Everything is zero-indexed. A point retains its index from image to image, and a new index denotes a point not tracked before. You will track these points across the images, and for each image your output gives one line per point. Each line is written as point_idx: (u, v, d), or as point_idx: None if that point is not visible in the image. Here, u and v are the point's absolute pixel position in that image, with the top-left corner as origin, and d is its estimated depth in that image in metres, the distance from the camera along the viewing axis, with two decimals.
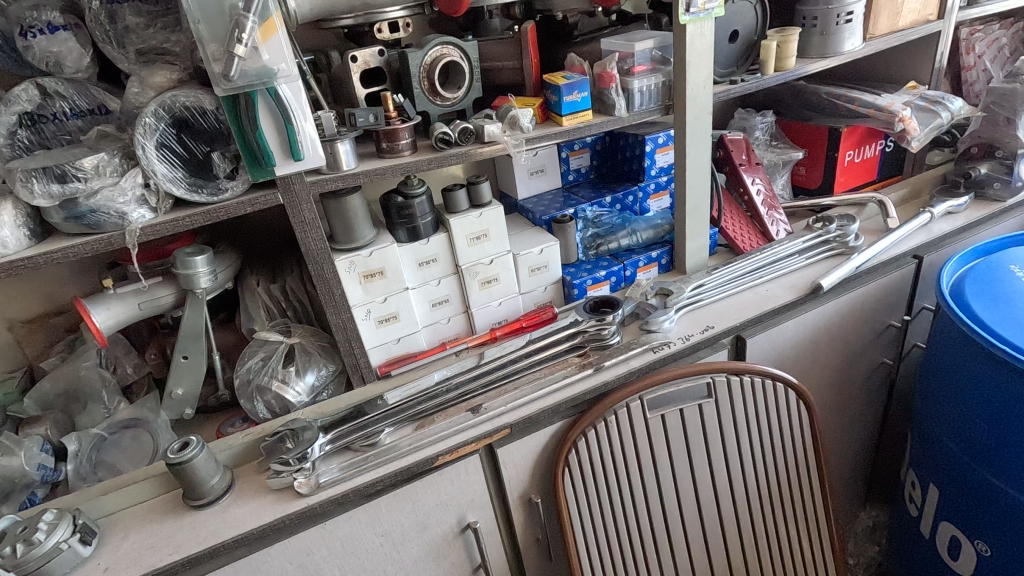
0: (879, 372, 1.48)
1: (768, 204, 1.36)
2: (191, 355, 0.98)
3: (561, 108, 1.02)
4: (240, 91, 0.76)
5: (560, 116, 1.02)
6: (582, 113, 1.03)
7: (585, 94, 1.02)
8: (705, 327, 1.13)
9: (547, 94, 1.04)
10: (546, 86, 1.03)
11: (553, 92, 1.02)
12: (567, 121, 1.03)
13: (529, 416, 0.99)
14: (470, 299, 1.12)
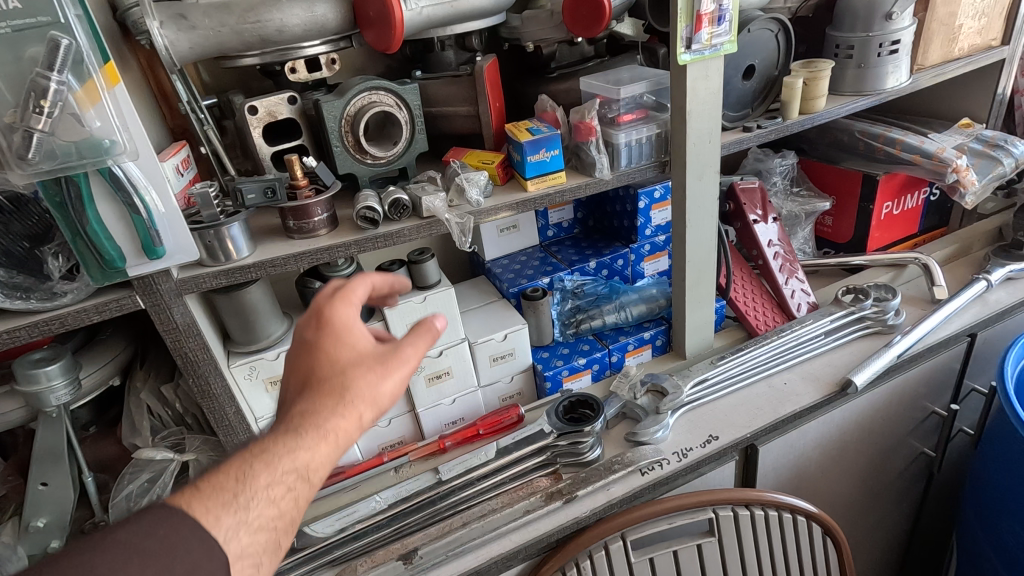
0: (917, 463, 1.24)
1: (787, 265, 1.11)
2: (52, 482, 0.77)
3: (525, 171, 0.79)
4: (60, 175, 0.55)
5: (525, 181, 0.80)
6: (552, 175, 0.80)
7: (556, 152, 0.79)
8: (707, 438, 0.90)
9: (511, 150, 0.81)
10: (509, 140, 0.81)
11: (516, 150, 0.79)
12: (533, 188, 0.80)
13: (478, 568, 0.76)
14: (415, 399, 0.91)
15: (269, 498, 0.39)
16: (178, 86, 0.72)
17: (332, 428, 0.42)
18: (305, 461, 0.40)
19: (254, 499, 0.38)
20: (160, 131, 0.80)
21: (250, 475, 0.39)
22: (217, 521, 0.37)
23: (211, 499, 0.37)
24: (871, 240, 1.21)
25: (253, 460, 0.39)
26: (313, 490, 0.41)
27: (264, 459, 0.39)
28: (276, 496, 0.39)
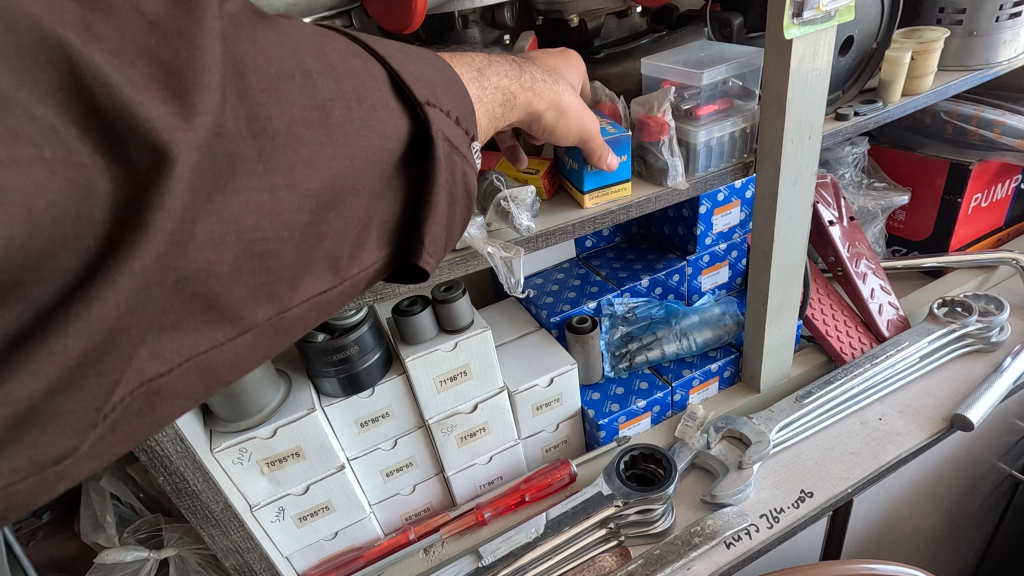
0: (1002, 488, 1.10)
1: (850, 236, 0.95)
2: None
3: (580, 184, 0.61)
4: None
5: (579, 194, 0.62)
6: (615, 187, 0.62)
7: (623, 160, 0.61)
8: (799, 495, 0.75)
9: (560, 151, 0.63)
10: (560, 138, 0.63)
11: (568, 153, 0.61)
12: (590, 205, 0.62)
13: None
14: (444, 462, 0.74)
15: (490, 94, 0.44)
16: None
17: (538, 86, 0.49)
18: (519, 87, 0.47)
19: (488, 86, 0.44)
20: None
21: (485, 70, 0.44)
22: (469, 79, 0.42)
23: (465, 68, 0.43)
24: (953, 238, 1.05)
25: (486, 64, 0.45)
26: (508, 114, 0.46)
27: (499, 67, 0.45)
28: (493, 98, 0.44)
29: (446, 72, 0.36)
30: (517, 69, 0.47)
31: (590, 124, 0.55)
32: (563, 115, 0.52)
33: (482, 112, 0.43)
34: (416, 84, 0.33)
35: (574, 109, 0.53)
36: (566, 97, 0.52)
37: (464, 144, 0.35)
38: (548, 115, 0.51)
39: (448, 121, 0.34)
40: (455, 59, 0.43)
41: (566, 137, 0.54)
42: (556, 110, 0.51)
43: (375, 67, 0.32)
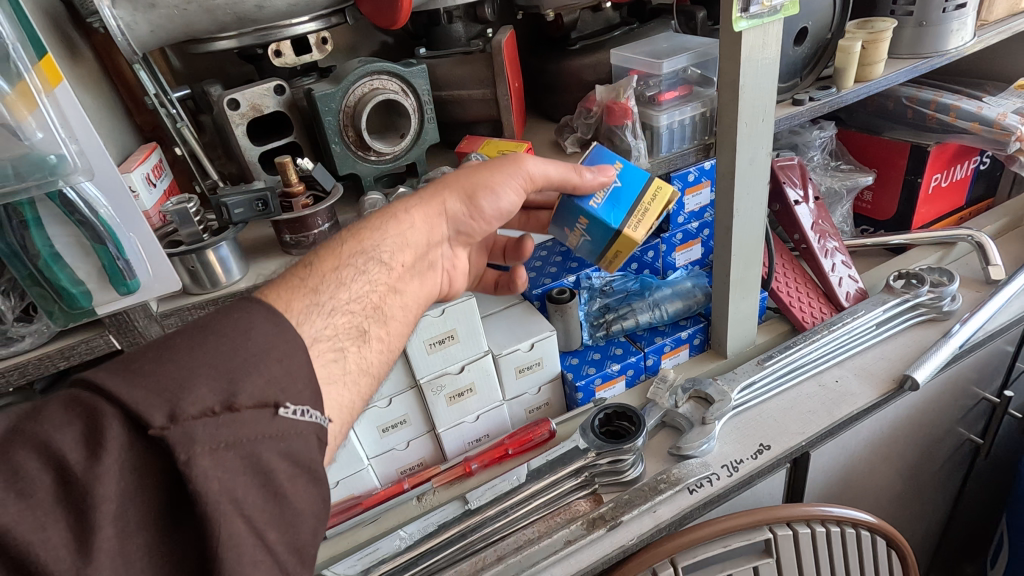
0: (963, 450, 1.17)
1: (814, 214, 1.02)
2: None
3: (611, 223, 0.59)
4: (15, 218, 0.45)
5: (620, 231, 0.59)
6: (638, 207, 0.61)
7: (624, 177, 0.62)
8: (758, 448, 0.82)
9: (582, 240, 0.63)
10: (572, 230, 0.63)
11: (578, 220, 0.61)
12: (637, 234, 0.60)
13: None
14: (435, 419, 0.82)
15: (341, 306, 0.44)
16: (142, 75, 0.61)
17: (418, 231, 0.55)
18: (403, 246, 0.53)
19: (335, 307, 0.43)
20: (126, 130, 0.68)
21: (325, 288, 0.44)
22: (306, 314, 0.41)
23: (298, 296, 0.42)
24: (916, 216, 1.12)
25: (327, 277, 0.45)
26: (388, 298, 0.49)
27: (355, 265, 0.48)
28: (354, 305, 0.45)
29: (226, 332, 0.34)
30: (392, 224, 0.54)
31: (513, 171, 0.60)
32: (478, 190, 0.60)
33: (331, 333, 0.42)
34: (152, 408, 0.30)
35: (479, 181, 0.60)
36: (465, 178, 0.60)
37: (265, 421, 0.32)
38: (473, 200, 0.60)
39: (219, 422, 0.31)
40: (285, 296, 0.42)
41: (520, 191, 0.61)
42: (473, 195, 0.60)
43: (101, 416, 0.29)
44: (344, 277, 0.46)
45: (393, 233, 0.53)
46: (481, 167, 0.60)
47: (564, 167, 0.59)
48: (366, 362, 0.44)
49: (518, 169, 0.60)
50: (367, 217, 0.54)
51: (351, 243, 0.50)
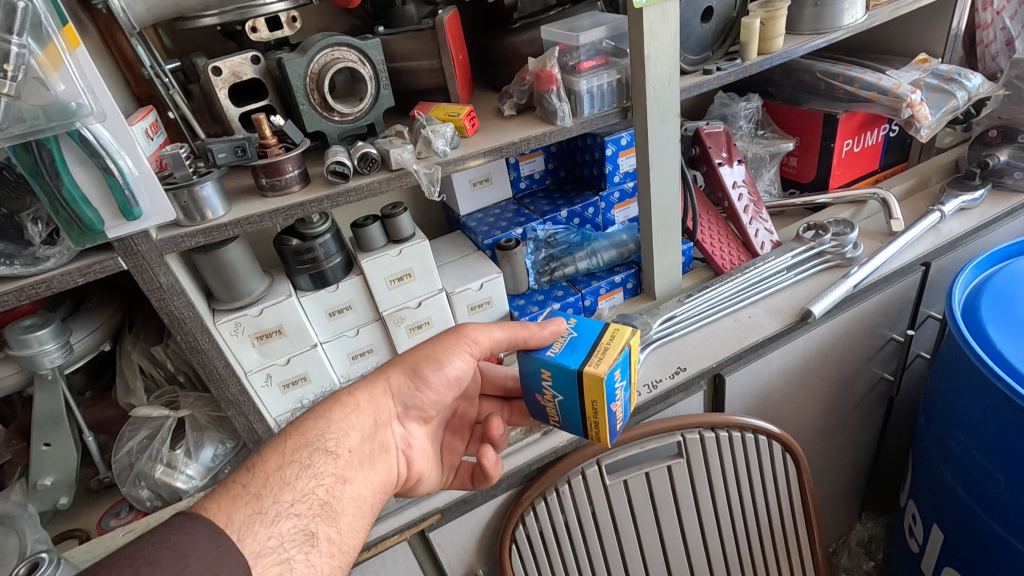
0: (879, 388, 1.32)
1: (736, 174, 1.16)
2: (54, 442, 0.82)
3: (571, 368, 0.63)
4: (43, 153, 0.58)
5: (581, 370, 0.62)
6: (597, 350, 0.65)
7: (579, 328, 0.70)
8: (675, 370, 0.96)
9: (557, 400, 0.67)
10: (544, 395, 0.68)
11: (542, 374, 0.66)
12: (602, 369, 0.61)
13: (465, 496, 0.83)
14: (398, 349, 0.95)
15: (287, 512, 0.53)
16: (139, 49, 0.73)
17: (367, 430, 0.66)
18: (355, 437, 0.65)
19: (277, 513, 0.52)
20: (125, 98, 0.81)
21: (275, 491, 0.54)
22: (249, 518, 0.50)
23: (239, 510, 0.51)
24: (832, 177, 1.25)
25: (275, 480, 0.55)
26: (332, 507, 0.57)
27: (301, 465, 0.57)
28: (299, 511, 0.54)
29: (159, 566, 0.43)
30: (340, 412, 0.66)
31: (463, 347, 0.74)
32: (422, 362, 0.72)
33: (276, 539, 0.50)
34: None
35: (429, 353, 0.73)
36: (422, 359, 0.72)
37: None
38: (427, 380, 0.73)
39: None
40: (231, 508, 0.51)
41: (470, 358, 0.75)
42: (419, 367, 0.72)
43: None
44: (287, 477, 0.56)
45: (354, 417, 0.66)
46: (425, 344, 0.73)
47: (507, 327, 0.71)
48: (314, 568, 0.52)
49: (463, 338, 0.74)
50: (314, 409, 0.65)
51: (294, 438, 0.60)
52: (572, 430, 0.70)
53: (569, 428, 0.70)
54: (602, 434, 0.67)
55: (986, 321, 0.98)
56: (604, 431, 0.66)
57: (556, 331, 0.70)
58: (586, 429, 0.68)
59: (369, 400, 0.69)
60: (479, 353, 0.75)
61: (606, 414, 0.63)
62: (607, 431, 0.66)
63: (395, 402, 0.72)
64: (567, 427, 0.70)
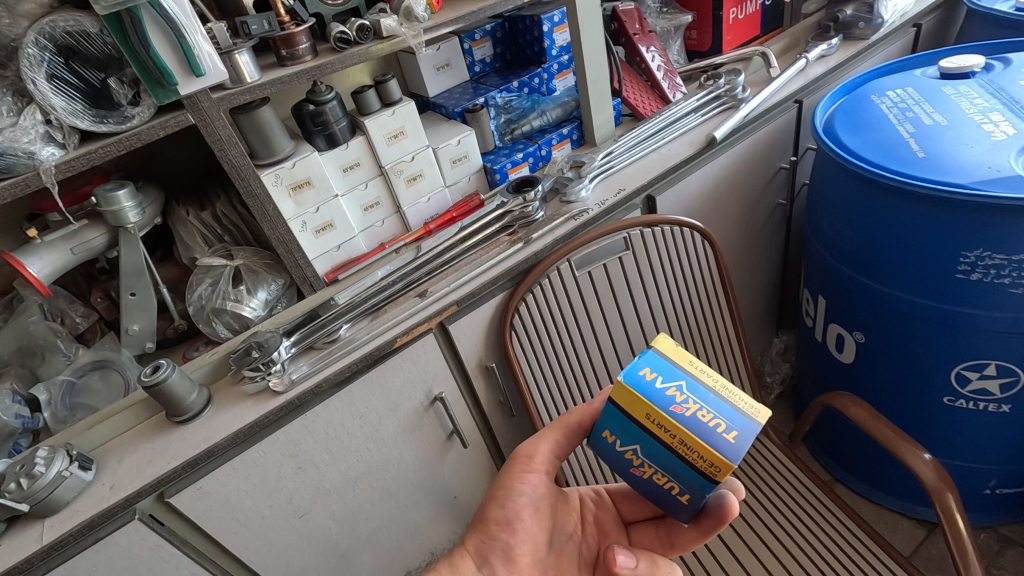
0: (778, 213, 1.66)
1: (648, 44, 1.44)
2: (139, 292, 1.01)
3: (611, 401, 0.64)
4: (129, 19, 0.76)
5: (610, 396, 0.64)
6: None
7: None
8: (618, 191, 1.23)
9: (643, 453, 0.63)
10: (637, 461, 0.65)
11: (608, 437, 0.66)
12: (618, 378, 0.63)
13: (472, 291, 1.09)
14: (400, 199, 1.18)
15: None
16: None
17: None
18: None
19: None
20: None
21: None
22: None
23: None
24: (725, 43, 1.54)
25: None
26: None
27: None
28: None
29: None
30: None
31: (525, 467, 0.77)
32: (488, 512, 0.77)
33: None
34: None
35: (494, 495, 0.78)
36: (492, 503, 0.77)
37: None
38: (502, 522, 0.76)
39: None
40: None
41: (541, 476, 0.77)
42: (486, 517, 0.76)
43: None
44: None
45: None
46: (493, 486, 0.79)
47: (556, 427, 0.77)
48: None
49: (521, 463, 0.78)
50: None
51: None
52: (692, 480, 0.61)
53: (688, 480, 0.61)
54: (702, 450, 0.58)
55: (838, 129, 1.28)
56: (699, 446, 0.58)
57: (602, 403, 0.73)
58: (693, 462, 0.59)
59: (452, 572, 0.73)
60: (546, 471, 0.77)
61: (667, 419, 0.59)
62: (702, 444, 0.58)
63: (479, 562, 0.74)
64: (684, 483, 0.62)
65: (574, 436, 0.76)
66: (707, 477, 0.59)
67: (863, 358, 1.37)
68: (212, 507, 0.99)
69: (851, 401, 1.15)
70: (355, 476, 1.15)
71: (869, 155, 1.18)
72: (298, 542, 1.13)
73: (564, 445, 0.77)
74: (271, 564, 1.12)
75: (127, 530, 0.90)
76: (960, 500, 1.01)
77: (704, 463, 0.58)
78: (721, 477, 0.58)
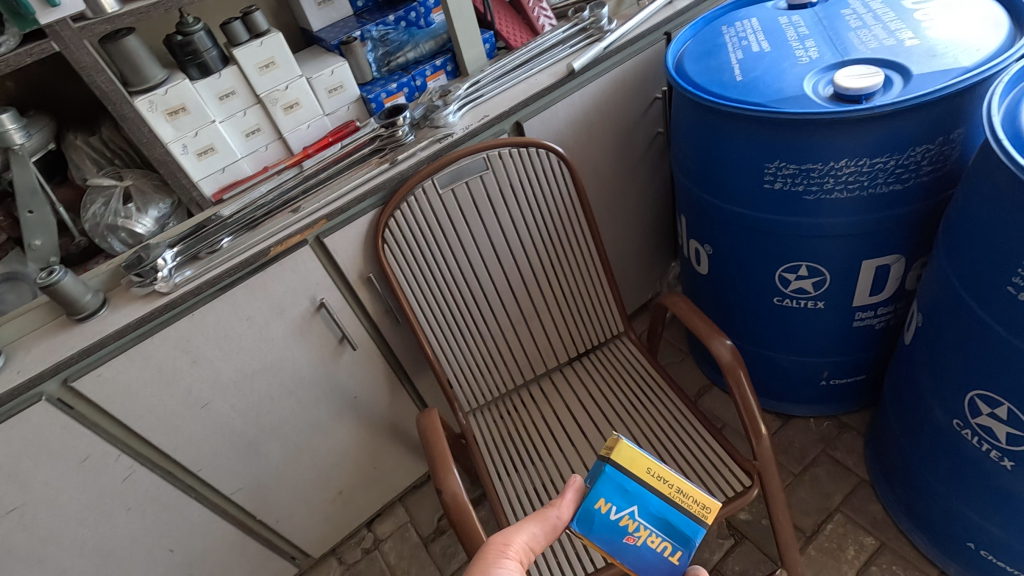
0: (659, 141, 1.79)
1: None
2: (36, 210, 1.13)
3: (615, 468, 0.76)
4: None
5: (615, 460, 0.76)
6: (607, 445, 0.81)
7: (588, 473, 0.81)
8: (482, 117, 1.36)
9: (639, 514, 0.76)
10: (632, 526, 0.76)
11: (605, 506, 0.76)
12: (623, 441, 0.77)
13: (341, 207, 1.23)
14: (279, 126, 1.30)
15: None
16: None
17: None
18: None
19: None
20: None
21: None
22: None
23: None
24: None
25: None
26: None
27: None
28: None
29: None
30: None
31: (502, 555, 0.73)
32: None
33: None
34: None
35: None
36: None
37: None
38: None
39: None
40: None
41: (516, 565, 0.74)
42: None
43: None
44: None
45: None
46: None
47: (534, 518, 0.76)
48: None
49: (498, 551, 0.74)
50: None
51: None
52: (683, 531, 0.76)
53: (680, 532, 0.77)
54: (693, 491, 0.77)
55: (686, 56, 1.40)
56: (690, 488, 0.77)
57: (575, 492, 0.78)
58: (686, 506, 0.77)
59: None
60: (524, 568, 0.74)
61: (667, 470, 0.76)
62: (694, 487, 0.77)
63: None
64: (676, 537, 0.77)
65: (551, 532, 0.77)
66: (697, 519, 0.77)
67: (715, 269, 1.54)
68: (114, 393, 1.16)
69: (680, 300, 1.32)
70: (251, 372, 1.32)
71: (700, 79, 1.30)
72: (203, 429, 1.31)
73: (539, 539, 0.76)
74: (180, 447, 1.30)
75: (37, 407, 1.08)
76: (751, 377, 1.21)
77: (697, 506, 0.77)
78: (707, 516, 0.77)
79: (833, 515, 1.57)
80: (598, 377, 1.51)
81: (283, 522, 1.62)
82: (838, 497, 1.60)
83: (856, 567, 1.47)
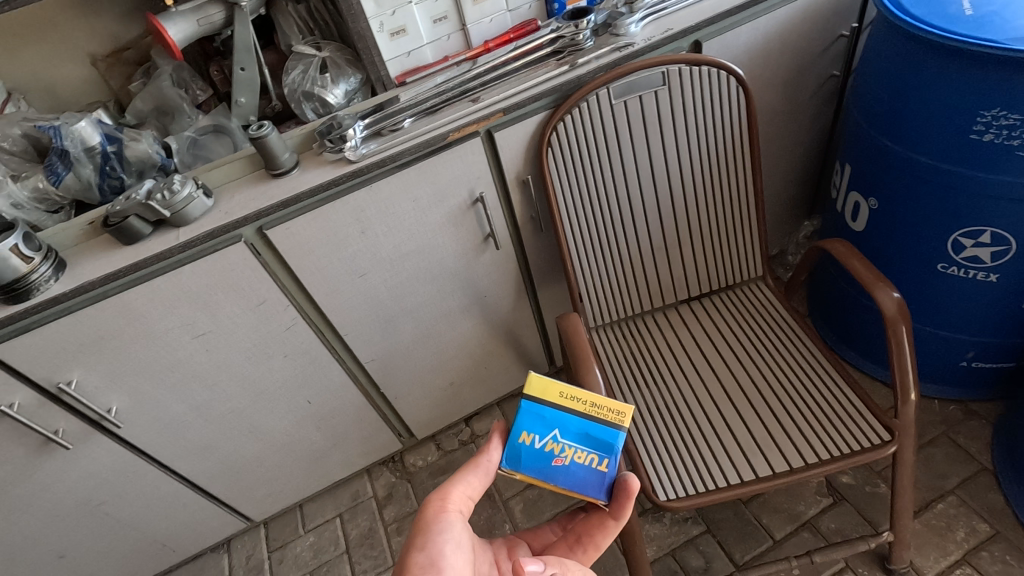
0: (829, 85, 1.67)
1: None
2: (247, 68, 1.22)
3: (531, 401, 0.92)
4: None
5: (527, 395, 0.92)
6: None
7: None
8: (666, 30, 1.32)
9: (561, 436, 0.92)
10: (556, 448, 0.93)
11: (527, 438, 0.92)
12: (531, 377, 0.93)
13: (519, 103, 1.26)
14: (465, 16, 1.32)
15: None
16: None
17: None
18: None
19: None
20: None
21: None
22: None
23: None
24: None
25: None
26: None
27: None
28: None
29: None
30: None
31: (443, 508, 0.83)
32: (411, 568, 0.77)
33: None
34: None
35: (415, 548, 0.79)
36: (414, 549, 0.79)
37: None
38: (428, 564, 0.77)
39: None
40: None
41: (458, 518, 0.84)
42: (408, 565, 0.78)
43: None
44: None
45: None
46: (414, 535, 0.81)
47: (469, 469, 0.88)
48: None
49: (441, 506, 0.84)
50: None
51: None
52: (603, 440, 0.92)
53: (600, 441, 0.93)
54: (605, 402, 0.92)
55: None
56: (601, 399, 0.92)
57: (499, 437, 0.93)
58: (601, 417, 0.92)
59: None
60: (465, 514, 0.86)
61: (575, 390, 0.92)
62: (605, 399, 0.92)
63: None
64: (598, 447, 0.93)
65: (484, 475, 0.89)
66: (613, 426, 0.92)
67: (874, 226, 1.46)
68: (294, 247, 1.27)
69: (843, 247, 1.27)
70: (405, 252, 1.40)
71: (919, 11, 1.18)
72: (356, 297, 1.43)
73: (475, 485, 0.88)
74: (334, 310, 1.42)
75: (235, 247, 1.21)
76: (912, 335, 1.16)
77: (612, 414, 0.92)
78: (623, 422, 0.92)
79: (945, 495, 1.52)
80: (730, 316, 1.50)
81: (400, 399, 1.76)
82: (953, 480, 1.55)
83: (964, 549, 1.43)
